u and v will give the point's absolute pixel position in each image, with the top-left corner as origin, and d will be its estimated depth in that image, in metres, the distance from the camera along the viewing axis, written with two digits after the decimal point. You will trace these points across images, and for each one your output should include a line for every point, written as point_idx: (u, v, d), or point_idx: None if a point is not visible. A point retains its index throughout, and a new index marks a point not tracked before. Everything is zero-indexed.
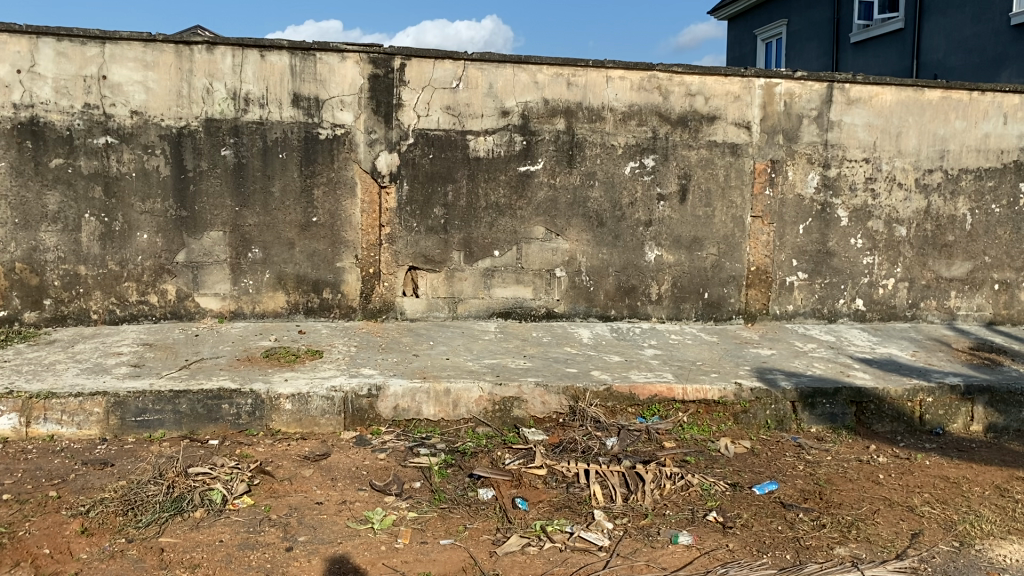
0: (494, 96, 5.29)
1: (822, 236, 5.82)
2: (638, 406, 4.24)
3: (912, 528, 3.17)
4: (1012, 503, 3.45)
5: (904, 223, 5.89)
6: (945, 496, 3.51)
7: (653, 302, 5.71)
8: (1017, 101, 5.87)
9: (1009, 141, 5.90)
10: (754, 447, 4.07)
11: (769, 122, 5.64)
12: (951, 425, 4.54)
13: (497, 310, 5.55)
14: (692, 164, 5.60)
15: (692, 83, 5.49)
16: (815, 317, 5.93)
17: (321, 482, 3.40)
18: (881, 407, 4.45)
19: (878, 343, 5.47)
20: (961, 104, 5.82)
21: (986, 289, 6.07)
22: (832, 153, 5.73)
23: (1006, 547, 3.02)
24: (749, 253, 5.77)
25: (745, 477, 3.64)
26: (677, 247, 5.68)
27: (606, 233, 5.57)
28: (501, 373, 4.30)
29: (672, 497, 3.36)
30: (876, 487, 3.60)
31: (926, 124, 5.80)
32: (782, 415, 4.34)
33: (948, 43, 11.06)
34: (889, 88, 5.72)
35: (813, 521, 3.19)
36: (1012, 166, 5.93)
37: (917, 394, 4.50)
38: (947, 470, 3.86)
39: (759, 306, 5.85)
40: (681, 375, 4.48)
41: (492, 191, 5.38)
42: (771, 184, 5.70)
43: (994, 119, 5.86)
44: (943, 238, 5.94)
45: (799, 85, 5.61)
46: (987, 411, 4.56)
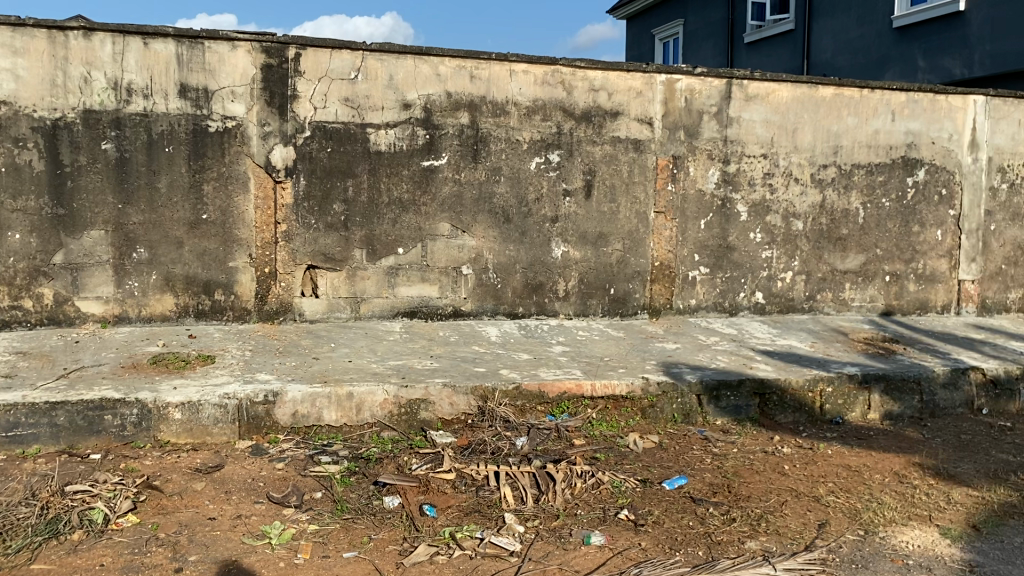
0: (395, 88, 5.13)
1: (722, 231, 5.88)
2: (547, 404, 4.16)
3: (819, 518, 3.19)
4: (911, 490, 3.52)
5: (801, 217, 6.02)
6: (848, 485, 3.56)
7: (560, 298, 5.65)
8: (904, 99, 6.10)
9: (896, 137, 6.12)
10: (663, 441, 4.05)
11: (671, 117, 5.67)
12: (850, 414, 4.63)
13: (402, 310, 5.36)
14: (596, 159, 5.57)
15: (595, 78, 5.48)
16: (716, 311, 5.98)
17: (214, 496, 3.19)
18: (783, 398, 4.51)
19: (778, 335, 5.56)
20: (853, 101, 6.00)
21: (879, 281, 6.26)
22: (731, 149, 5.81)
23: (908, 534, 3.07)
24: (653, 248, 5.77)
25: (655, 473, 3.61)
26: (583, 243, 5.64)
27: (513, 230, 5.48)
28: (406, 374, 4.15)
29: (583, 496, 3.29)
30: (782, 479, 3.62)
31: (820, 120, 5.95)
32: (687, 408, 4.34)
33: (835, 44, 11.53)
34: (785, 85, 5.84)
35: (724, 516, 3.17)
36: (900, 161, 6.15)
37: (818, 384, 4.57)
38: (849, 459, 3.93)
39: (663, 301, 5.86)
40: (590, 372, 4.43)
41: (395, 187, 5.22)
42: (673, 180, 5.73)
43: (883, 116, 6.07)
44: (838, 232, 6.10)
45: (699, 81, 5.68)
46: (883, 399, 4.68)
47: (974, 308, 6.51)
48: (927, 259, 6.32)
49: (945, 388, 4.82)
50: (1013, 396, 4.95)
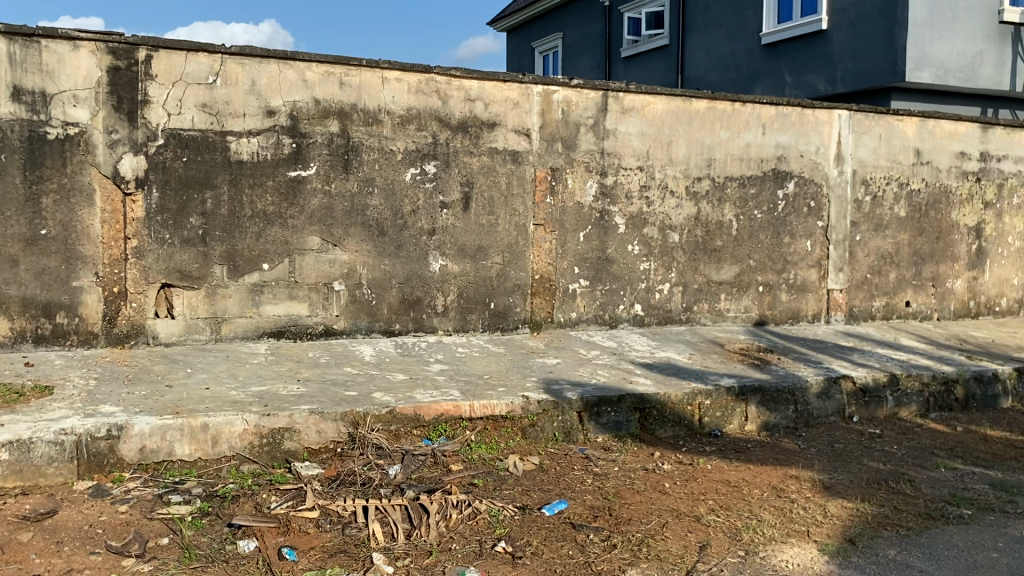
0: (257, 94, 4.83)
1: (601, 243, 5.82)
2: (423, 428, 3.95)
3: (700, 540, 3.11)
4: (789, 504, 3.50)
5: (677, 229, 6.03)
6: (728, 502, 3.51)
7: (439, 314, 5.44)
8: (773, 113, 6.23)
9: (767, 150, 6.24)
10: (543, 462, 3.91)
11: (549, 129, 5.58)
12: (728, 426, 4.61)
13: (268, 330, 5.03)
14: (473, 171, 5.42)
15: (471, 88, 5.34)
16: (597, 324, 5.89)
17: (41, 548, 2.82)
18: (663, 413, 4.44)
19: (657, 347, 5.53)
20: (725, 115, 6.08)
21: (752, 291, 6.35)
22: (608, 161, 5.77)
23: (787, 552, 3.02)
24: (533, 261, 5.65)
25: (535, 498, 3.46)
26: (461, 256, 5.46)
27: (387, 243, 5.24)
28: (269, 401, 3.85)
29: (458, 528, 3.11)
30: (663, 498, 3.54)
31: (695, 133, 6.00)
32: (568, 426, 4.22)
33: (707, 60, 11.87)
34: (660, 98, 5.87)
35: (604, 542, 3.05)
36: (770, 174, 6.28)
37: (696, 397, 4.53)
38: (728, 474, 3.89)
39: (544, 315, 5.73)
40: (468, 392, 4.24)
41: (258, 199, 4.90)
42: (551, 192, 5.64)
43: (754, 129, 6.18)
44: (712, 243, 6.16)
45: (576, 93, 5.62)
46: (759, 410, 4.70)
47: (842, 316, 6.69)
48: (797, 270, 6.47)
49: (818, 397, 4.89)
50: (880, 403, 5.08)
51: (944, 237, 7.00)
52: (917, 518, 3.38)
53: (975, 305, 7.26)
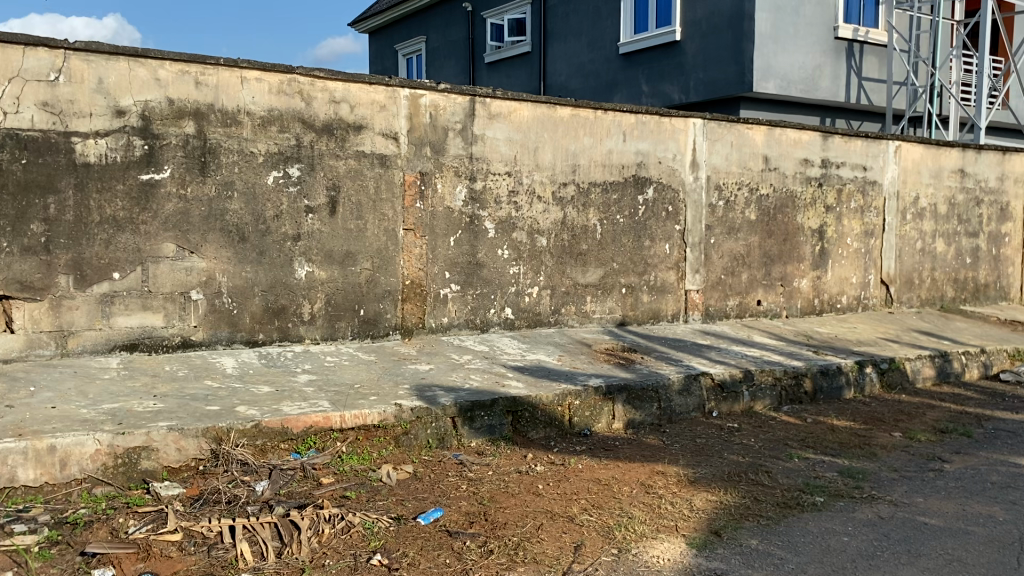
0: (105, 92, 4.56)
1: (471, 248, 5.82)
2: (291, 441, 3.83)
3: (574, 540, 3.16)
4: (658, 500, 3.61)
5: (545, 233, 6.12)
6: (600, 501, 3.58)
7: (305, 322, 5.27)
8: (633, 121, 6.44)
9: (628, 157, 6.44)
10: (416, 470, 3.87)
11: (416, 133, 5.54)
12: (597, 425, 4.71)
13: (120, 343, 4.73)
14: (339, 174, 5.30)
15: (335, 89, 5.23)
16: (468, 328, 5.87)
17: None
18: (534, 415, 4.49)
19: (528, 350, 5.59)
20: (588, 121, 6.24)
21: (617, 293, 6.52)
22: (477, 166, 5.79)
23: (658, 548, 3.11)
24: (403, 266, 5.59)
25: (409, 507, 3.42)
26: (329, 262, 5.32)
27: (249, 249, 5.05)
28: (124, 419, 3.63)
29: (331, 543, 3.03)
30: (537, 500, 3.57)
31: (559, 139, 6.12)
32: (442, 432, 4.19)
33: (568, 67, 12.13)
34: (525, 104, 5.94)
35: (481, 548, 3.05)
36: (631, 179, 6.48)
37: (567, 398, 4.60)
38: (598, 473, 3.97)
39: (415, 321, 5.67)
40: (338, 402, 4.14)
41: (108, 204, 4.62)
42: (420, 197, 5.59)
43: (616, 136, 6.37)
44: (579, 247, 6.28)
45: (443, 97, 5.61)
46: (626, 408, 4.83)
47: (701, 316, 6.98)
48: (658, 272, 6.70)
49: (680, 394, 5.08)
50: (737, 398, 5.33)
51: (791, 239, 7.43)
52: (775, 507, 3.56)
53: (819, 303, 7.73)
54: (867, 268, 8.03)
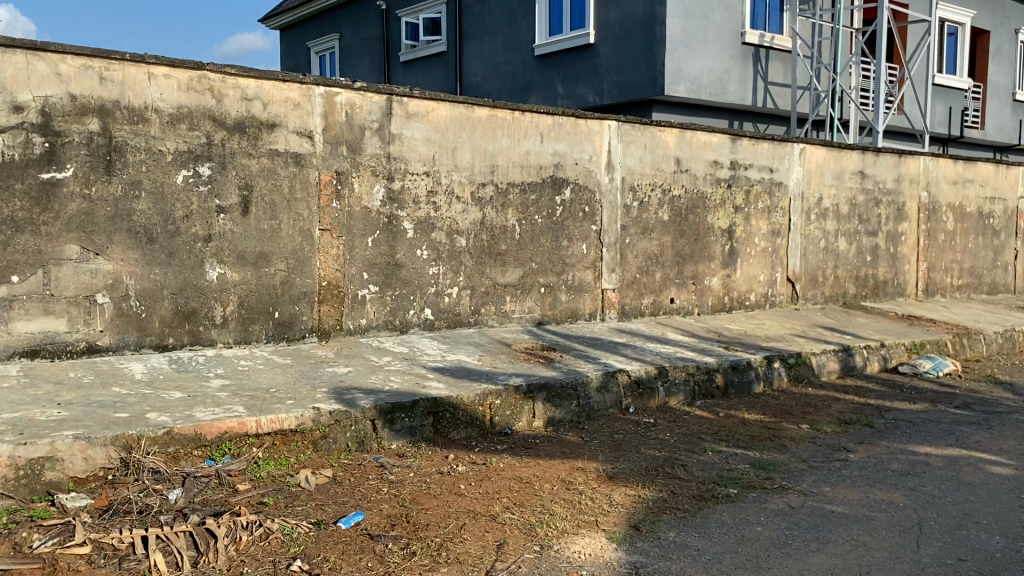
0: (1, 87, 4.35)
1: (389, 248, 5.77)
2: (205, 448, 3.73)
3: (496, 538, 3.18)
4: (578, 496, 3.66)
5: (463, 234, 6.11)
6: (521, 499, 3.60)
7: (218, 325, 5.13)
8: (550, 122, 6.51)
9: (545, 157, 6.50)
10: (336, 474, 3.81)
11: (332, 132, 5.46)
12: (517, 424, 4.74)
13: (20, 350, 4.51)
14: (252, 174, 5.19)
15: (248, 87, 5.12)
16: (387, 330, 5.82)
17: None
18: (455, 415, 4.49)
19: (447, 350, 5.58)
20: (505, 122, 6.27)
21: (536, 293, 6.56)
22: (394, 166, 5.74)
23: (579, 543, 3.15)
24: (319, 268, 5.50)
25: (329, 512, 3.37)
26: (242, 264, 5.20)
27: (158, 250, 4.89)
28: (26, 429, 3.47)
29: (250, 550, 2.96)
30: (459, 500, 3.57)
31: (477, 139, 6.13)
32: (362, 435, 4.15)
33: (484, 67, 12.16)
34: (443, 103, 5.93)
35: (404, 551, 3.03)
36: (549, 180, 6.54)
37: (487, 398, 4.62)
38: (519, 471, 3.99)
39: (332, 323, 5.59)
40: (254, 406, 4.05)
41: (5, 204, 4.41)
42: (337, 197, 5.52)
43: (533, 137, 6.42)
44: (498, 247, 6.30)
45: (359, 96, 5.55)
46: (546, 407, 4.87)
47: (617, 314, 7.09)
48: (576, 271, 6.78)
49: (598, 391, 5.15)
50: (653, 394, 5.44)
51: (702, 239, 7.63)
52: (692, 499, 3.66)
53: (729, 300, 7.96)
54: (774, 266, 8.31)
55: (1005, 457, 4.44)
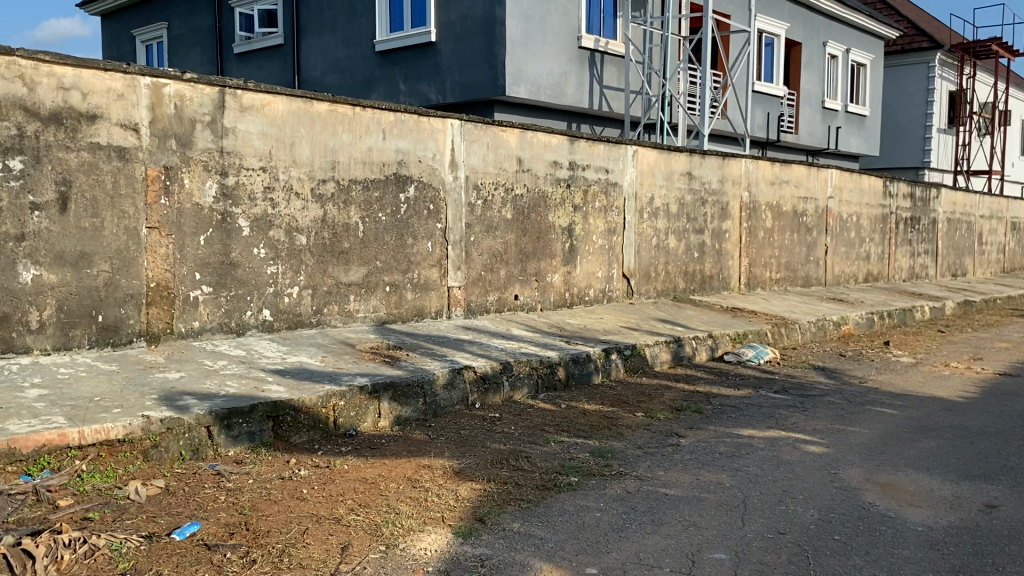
0: None
1: (224, 247, 5.55)
2: (20, 463, 3.46)
3: (341, 541, 3.13)
4: (424, 493, 3.67)
5: (304, 231, 5.97)
6: (366, 500, 3.57)
7: (33, 331, 4.76)
8: (392, 118, 6.46)
9: (387, 154, 6.45)
10: (169, 485, 3.63)
11: (159, 124, 5.19)
12: (362, 425, 4.68)
13: None
14: (71, 168, 4.85)
15: (64, 75, 4.78)
16: (223, 332, 5.60)
17: None
18: (297, 418, 4.37)
19: (288, 352, 5.43)
20: (346, 118, 6.17)
21: (380, 291, 6.50)
22: (228, 161, 5.53)
23: (424, 540, 3.16)
24: (147, 268, 5.21)
25: (162, 524, 3.21)
26: (60, 264, 4.84)
27: None
28: None
29: (72, 570, 2.78)
30: (302, 505, 3.49)
31: (317, 135, 5.99)
32: (196, 443, 3.97)
33: (323, 62, 11.90)
34: (279, 97, 5.77)
35: (243, 559, 2.93)
36: (392, 177, 6.49)
37: (330, 399, 4.53)
38: (364, 472, 3.95)
39: (162, 326, 5.31)
40: (76, 417, 3.79)
41: None
42: (166, 193, 5.25)
43: (375, 133, 6.35)
44: (340, 245, 6.19)
45: (189, 87, 5.31)
46: (392, 406, 4.84)
47: (462, 311, 7.14)
48: (420, 269, 6.76)
49: (444, 388, 5.17)
50: (498, 389, 5.51)
51: (543, 237, 7.81)
52: (535, 490, 3.74)
53: (570, 296, 8.19)
54: (611, 263, 8.62)
55: (817, 436, 4.82)
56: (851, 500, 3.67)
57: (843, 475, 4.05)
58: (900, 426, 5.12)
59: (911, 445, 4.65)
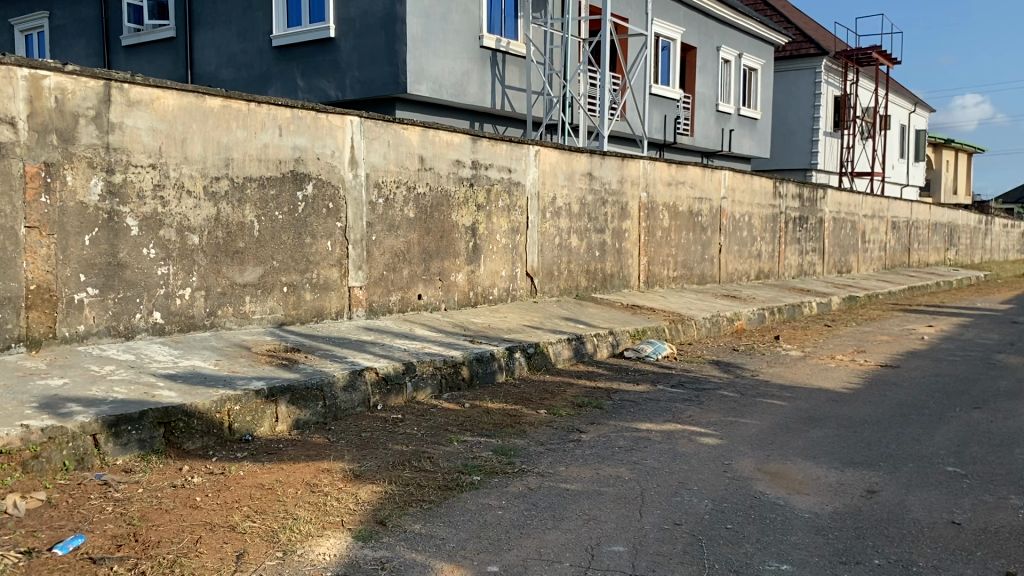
0: None
1: (111, 247, 5.32)
2: None
3: (236, 549, 3.05)
4: (323, 497, 3.60)
5: (196, 231, 5.78)
6: (263, 506, 3.48)
7: None
8: (288, 115, 6.33)
9: (284, 152, 6.31)
10: (51, 497, 3.45)
11: (39, 119, 4.92)
12: (259, 429, 4.56)
13: None
14: None
15: None
16: (110, 336, 5.37)
17: None
18: (190, 423, 4.23)
19: (181, 356, 5.25)
20: (241, 114, 6.01)
21: (277, 292, 6.35)
22: (115, 157, 5.30)
23: (323, 545, 3.11)
24: (27, 269, 4.93)
25: (43, 539, 3.05)
26: None
27: None
28: None
29: None
30: (195, 513, 3.38)
31: (209, 131, 5.81)
32: (81, 453, 3.78)
33: (218, 56, 11.56)
34: (169, 92, 5.57)
35: (131, 572, 2.82)
36: (289, 175, 6.36)
37: (225, 404, 4.40)
38: (261, 478, 3.85)
39: (43, 331, 5.04)
40: None
41: None
42: (47, 190, 4.98)
43: (271, 130, 6.21)
44: (235, 245, 6.02)
45: (71, 80, 5.06)
46: (290, 409, 4.74)
47: (363, 312, 7.05)
48: (319, 269, 6.64)
49: (345, 390, 5.09)
50: (400, 390, 5.47)
51: (446, 236, 7.79)
52: (437, 490, 3.73)
53: (473, 296, 8.20)
54: (514, 262, 8.67)
55: (712, 429, 4.97)
56: (743, 490, 3.80)
57: (736, 466, 4.20)
58: (789, 417, 5.34)
59: (800, 435, 4.85)
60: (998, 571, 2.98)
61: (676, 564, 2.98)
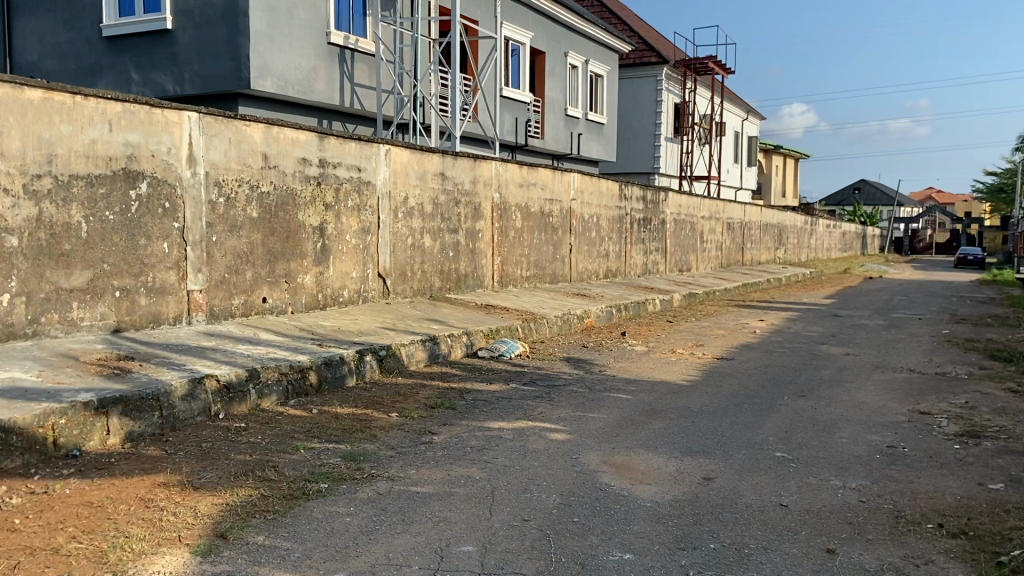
0: None
1: None
2: None
3: (59, 573, 2.84)
4: (159, 512, 3.42)
5: (15, 232, 5.32)
6: (91, 525, 3.27)
7: None
8: (119, 109, 5.97)
9: (115, 148, 5.95)
10: None
11: None
12: (87, 444, 4.27)
13: None
14: None
15: None
16: None
17: None
18: (9, 440, 3.90)
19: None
20: (65, 107, 5.61)
21: (108, 297, 5.98)
22: None
23: (157, 563, 2.95)
24: None
25: None
26: None
27: None
28: None
29: None
30: (12, 537, 3.12)
31: (29, 125, 5.38)
32: None
33: (40, 46, 10.76)
34: None
35: None
36: (120, 173, 6.00)
37: (49, 418, 4.10)
38: (90, 495, 3.61)
39: None
40: None
41: None
42: None
43: (99, 125, 5.84)
44: (60, 247, 5.60)
45: None
46: (123, 421, 4.47)
47: (204, 316, 6.75)
48: (155, 272, 6.30)
49: (183, 399, 4.86)
50: (244, 398, 5.27)
51: (292, 237, 7.58)
52: (282, 500, 3.62)
53: (322, 298, 8.02)
54: (364, 263, 8.54)
55: (560, 425, 5.08)
56: (589, 483, 3.90)
57: (583, 459, 4.31)
58: (633, 410, 5.53)
59: (642, 427, 5.04)
60: (820, 547, 3.19)
61: (523, 560, 3.01)
